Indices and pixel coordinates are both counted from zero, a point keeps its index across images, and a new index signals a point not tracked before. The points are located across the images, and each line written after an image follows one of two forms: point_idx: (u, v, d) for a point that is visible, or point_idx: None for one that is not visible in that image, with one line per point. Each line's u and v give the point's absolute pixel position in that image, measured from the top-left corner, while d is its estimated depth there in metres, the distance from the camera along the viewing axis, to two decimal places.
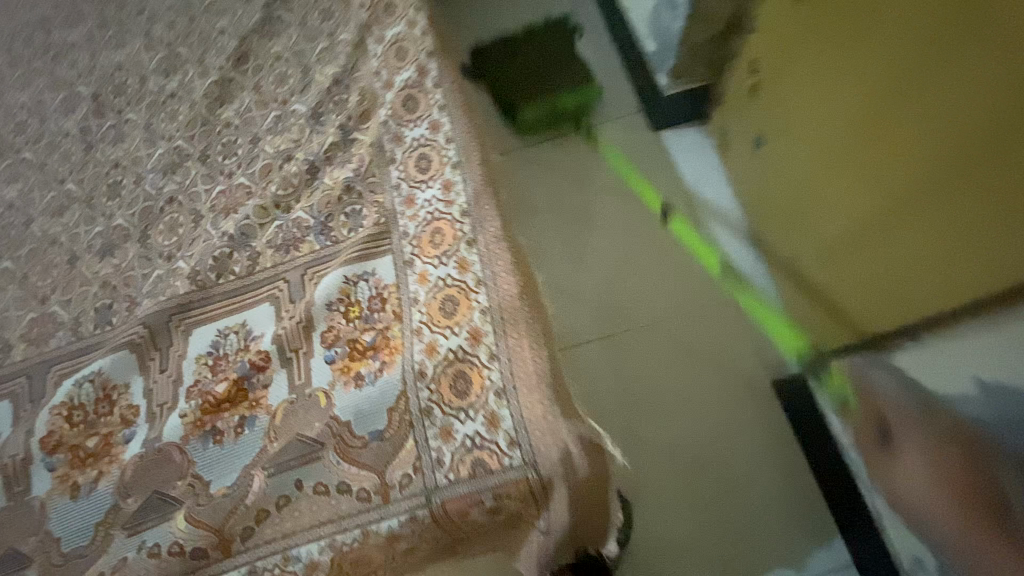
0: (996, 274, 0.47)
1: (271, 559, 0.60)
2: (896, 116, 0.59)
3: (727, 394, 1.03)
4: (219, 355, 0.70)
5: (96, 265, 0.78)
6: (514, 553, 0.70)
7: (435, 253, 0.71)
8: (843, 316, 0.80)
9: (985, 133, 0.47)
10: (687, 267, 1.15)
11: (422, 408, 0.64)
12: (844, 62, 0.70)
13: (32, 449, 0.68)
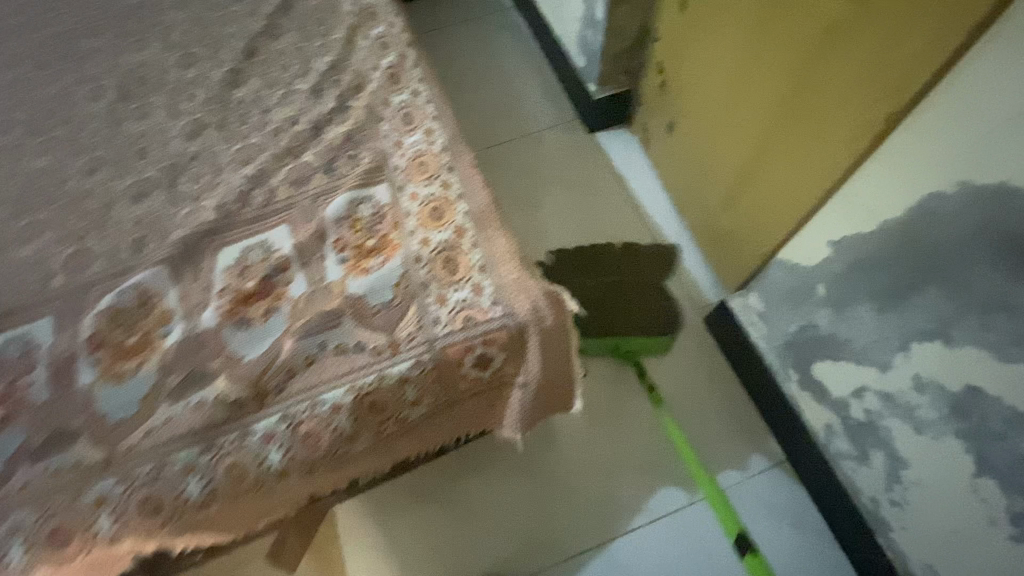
0: (881, 101, 0.75)
1: (302, 403, 0.73)
2: (783, 46, 0.91)
3: (690, 377, 1.28)
4: (244, 265, 0.84)
5: (130, 209, 0.92)
6: (502, 406, 0.86)
7: (423, 178, 0.90)
8: (770, 218, 1.06)
9: (846, 20, 0.77)
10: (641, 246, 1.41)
11: (422, 284, 0.80)
12: (731, 36, 1.05)
13: (80, 348, 0.79)
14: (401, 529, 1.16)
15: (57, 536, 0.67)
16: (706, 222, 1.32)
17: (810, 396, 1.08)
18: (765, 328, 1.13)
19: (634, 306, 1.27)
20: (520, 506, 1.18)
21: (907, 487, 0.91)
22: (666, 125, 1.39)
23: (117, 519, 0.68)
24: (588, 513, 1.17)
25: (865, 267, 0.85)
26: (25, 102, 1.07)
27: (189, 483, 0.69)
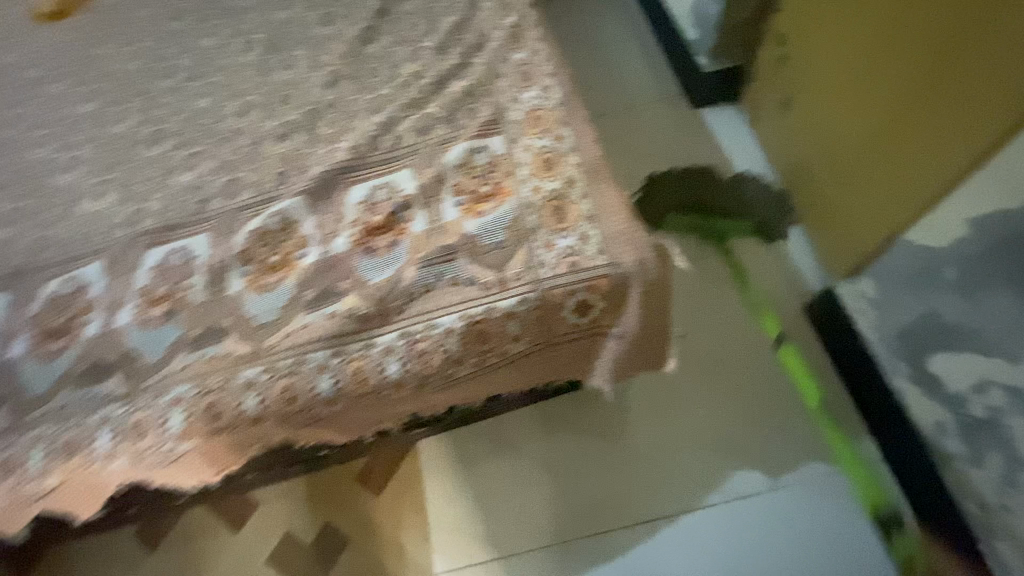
0: None
1: (419, 325, 0.80)
2: (936, 14, 0.87)
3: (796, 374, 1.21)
4: (372, 202, 0.92)
5: (275, 146, 1.03)
6: (595, 356, 0.89)
7: (538, 131, 0.93)
8: (896, 198, 1.01)
9: None
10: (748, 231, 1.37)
11: (532, 227, 0.84)
12: (872, 6, 1.00)
13: (232, 260, 0.90)
14: (479, 473, 1.24)
15: (210, 411, 0.78)
16: (816, 204, 1.26)
17: (920, 391, 1.02)
18: (877, 316, 1.08)
19: (728, 195, 1.38)
20: (596, 468, 1.21)
21: None
22: (781, 101, 1.34)
23: (261, 403, 0.78)
24: (664, 483, 1.17)
25: (999, 253, 0.79)
26: (190, 52, 1.22)
27: (321, 381, 0.77)
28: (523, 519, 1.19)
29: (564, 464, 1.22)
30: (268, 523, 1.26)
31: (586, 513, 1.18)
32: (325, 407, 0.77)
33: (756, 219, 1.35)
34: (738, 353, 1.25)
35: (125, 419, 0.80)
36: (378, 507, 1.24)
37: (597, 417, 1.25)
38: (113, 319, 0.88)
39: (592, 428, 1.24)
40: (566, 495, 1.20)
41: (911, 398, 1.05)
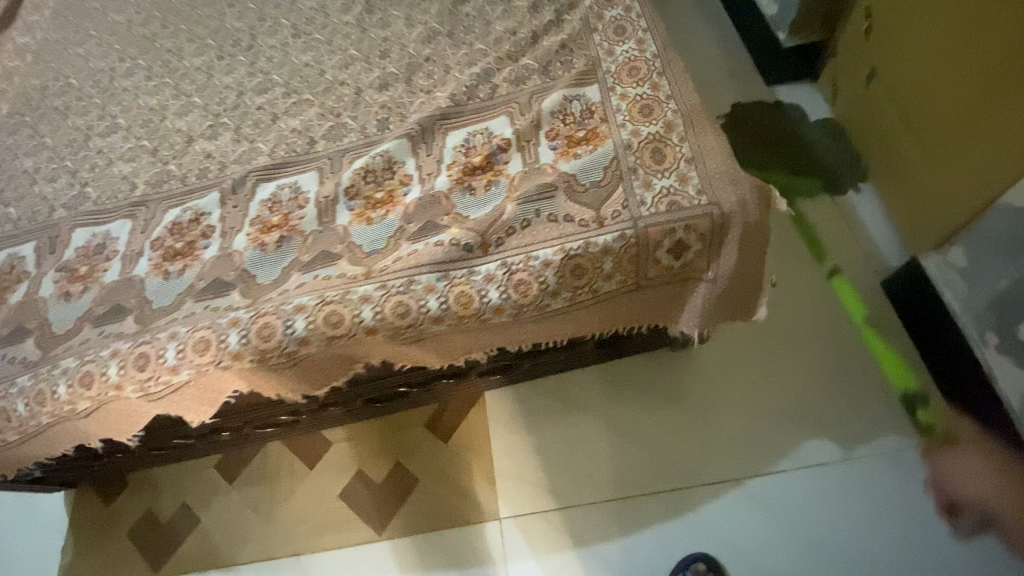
0: None
1: (518, 256, 0.83)
2: None
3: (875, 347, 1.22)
4: (470, 146, 0.96)
5: (376, 95, 1.09)
6: (684, 300, 0.90)
7: (634, 81, 0.95)
8: (993, 163, 0.99)
9: None
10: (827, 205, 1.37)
11: (630, 169, 0.86)
12: None
13: (339, 195, 0.96)
14: (546, 426, 1.27)
15: (330, 322, 0.80)
16: (898, 176, 1.25)
17: (1012, 361, 0.99)
18: (969, 285, 1.05)
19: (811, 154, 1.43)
20: (663, 427, 1.22)
21: None
22: (864, 74, 1.33)
23: (377, 315, 0.80)
24: (733, 447, 1.18)
25: None
26: (292, 12, 1.29)
27: (430, 301, 0.81)
28: (591, 470, 1.21)
29: (630, 422, 1.24)
30: (340, 462, 1.33)
31: (649, 470, 1.19)
32: (433, 325, 0.81)
33: (828, 160, 1.41)
34: (820, 297, 1.28)
35: (249, 326, 0.81)
36: (444, 452, 1.29)
37: (667, 380, 1.27)
38: (230, 243, 0.95)
39: (663, 386, 1.26)
40: (630, 452, 1.21)
41: (1003, 369, 1.02)
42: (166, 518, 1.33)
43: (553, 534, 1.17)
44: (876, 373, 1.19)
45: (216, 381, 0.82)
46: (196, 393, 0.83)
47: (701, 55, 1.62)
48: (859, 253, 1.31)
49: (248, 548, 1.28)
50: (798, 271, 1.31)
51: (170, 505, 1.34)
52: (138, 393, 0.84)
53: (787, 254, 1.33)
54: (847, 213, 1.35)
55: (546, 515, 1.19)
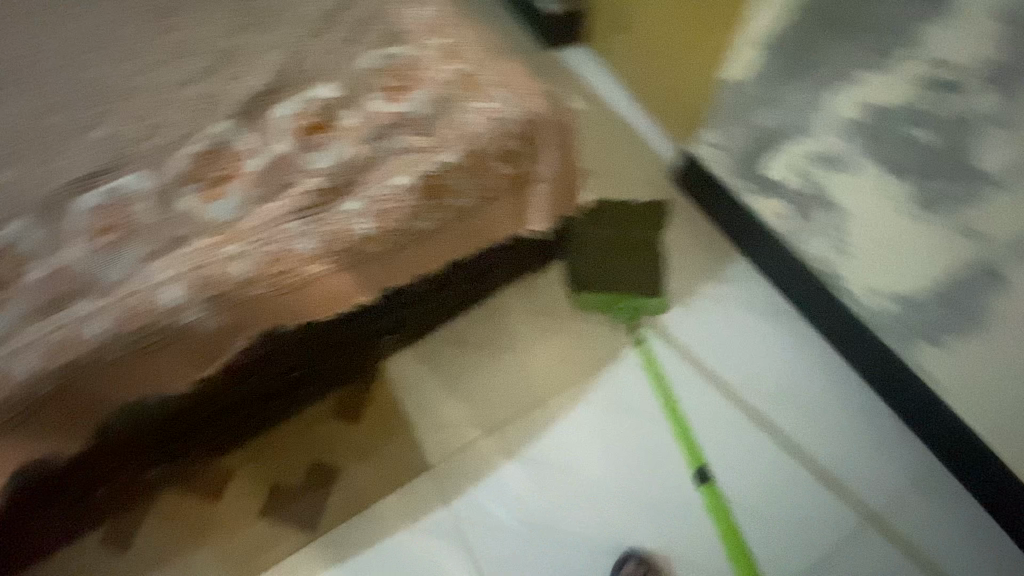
0: None
1: (375, 189, 0.91)
2: None
3: (672, 216, 1.45)
4: (298, 112, 0.99)
5: (188, 90, 1.06)
6: (525, 205, 1.07)
7: (433, 31, 1.08)
8: (721, 47, 1.28)
9: None
10: (614, 123, 1.62)
11: (452, 98, 0.98)
12: None
13: (175, 185, 0.93)
14: (433, 375, 1.30)
15: (204, 282, 0.84)
16: (659, 91, 1.54)
17: (767, 198, 1.26)
18: (723, 155, 1.31)
19: (635, 260, 1.31)
20: (530, 341, 1.33)
21: (848, 231, 1.12)
22: (619, 27, 1.61)
23: (255, 267, 0.86)
24: (557, 416, 1.26)
25: (789, 49, 1.06)
26: (45, 19, 1.15)
27: (300, 245, 0.87)
28: (481, 400, 1.28)
29: (501, 348, 1.33)
30: (244, 489, 1.22)
31: (525, 386, 1.29)
32: (311, 266, 0.88)
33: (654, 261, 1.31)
34: (622, 188, 1.51)
35: (117, 308, 0.82)
36: (354, 433, 1.26)
37: (526, 299, 1.38)
38: (57, 260, 0.86)
39: (524, 324, 1.35)
40: (505, 375, 1.30)
41: (761, 207, 1.29)
42: None
43: (464, 476, 1.21)
44: (679, 235, 1.43)
45: (90, 385, 0.83)
46: (63, 409, 0.83)
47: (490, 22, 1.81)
48: (643, 154, 1.57)
49: None
50: (618, 167, 1.54)
51: None
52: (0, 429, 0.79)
53: (591, 162, 1.54)
54: (628, 127, 1.61)
55: (459, 456, 1.23)
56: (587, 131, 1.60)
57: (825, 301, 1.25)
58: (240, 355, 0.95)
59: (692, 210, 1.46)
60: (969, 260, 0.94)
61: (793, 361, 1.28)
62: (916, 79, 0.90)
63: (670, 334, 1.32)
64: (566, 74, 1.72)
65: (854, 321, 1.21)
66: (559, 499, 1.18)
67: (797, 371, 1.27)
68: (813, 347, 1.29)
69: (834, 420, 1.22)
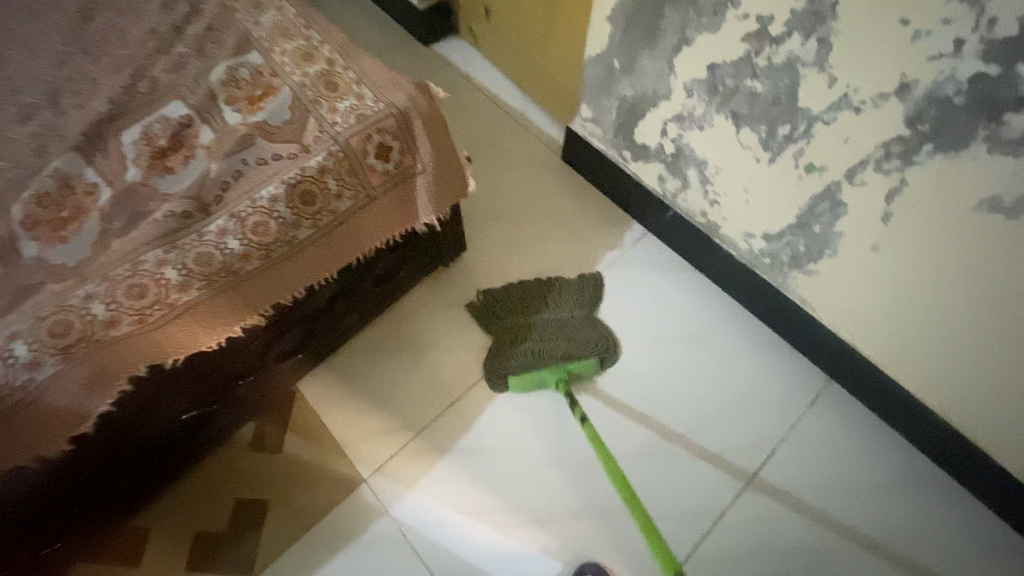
0: None
1: (244, 203, 0.88)
2: None
3: (560, 193, 1.51)
4: (150, 135, 0.93)
5: (19, 127, 0.97)
6: (410, 201, 1.06)
7: (286, 35, 1.04)
8: (580, 26, 1.34)
9: None
10: (497, 110, 1.65)
11: (313, 101, 0.97)
12: None
13: (15, 230, 0.84)
14: (350, 388, 1.27)
15: (56, 331, 0.77)
16: (535, 74, 1.58)
17: (645, 163, 1.34)
18: (600, 128, 1.38)
19: (562, 333, 1.30)
20: (444, 336, 1.33)
21: (715, 184, 1.21)
22: (486, 15, 1.64)
23: (110, 307, 0.80)
24: (478, 412, 1.26)
25: (634, 20, 1.12)
26: None
27: (167, 273, 0.83)
28: (402, 404, 1.26)
29: (415, 351, 1.31)
30: (165, 546, 1.13)
31: (445, 384, 1.28)
32: (181, 294, 0.84)
33: (585, 336, 1.30)
34: (510, 170, 1.54)
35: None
36: (278, 461, 1.20)
37: (434, 295, 1.37)
38: None
39: (438, 322, 1.34)
40: (422, 375, 1.29)
41: (638, 174, 1.38)
42: None
43: (397, 482, 1.19)
44: (569, 210, 1.49)
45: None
46: None
47: (361, 27, 1.79)
48: (525, 134, 1.60)
49: None
50: (505, 150, 1.57)
51: None
52: None
53: (474, 149, 1.57)
54: (510, 111, 1.64)
55: (387, 465, 1.21)
56: (467, 120, 1.62)
57: (710, 252, 1.34)
58: (124, 397, 0.89)
59: (580, 184, 1.53)
60: (819, 193, 1.04)
61: (693, 312, 1.36)
62: (744, 35, 0.97)
63: (601, 392, 1.27)
64: (444, 67, 1.72)
65: (739, 264, 1.30)
66: (494, 488, 1.19)
67: (699, 319, 1.35)
68: (710, 296, 1.38)
69: (732, 362, 1.30)
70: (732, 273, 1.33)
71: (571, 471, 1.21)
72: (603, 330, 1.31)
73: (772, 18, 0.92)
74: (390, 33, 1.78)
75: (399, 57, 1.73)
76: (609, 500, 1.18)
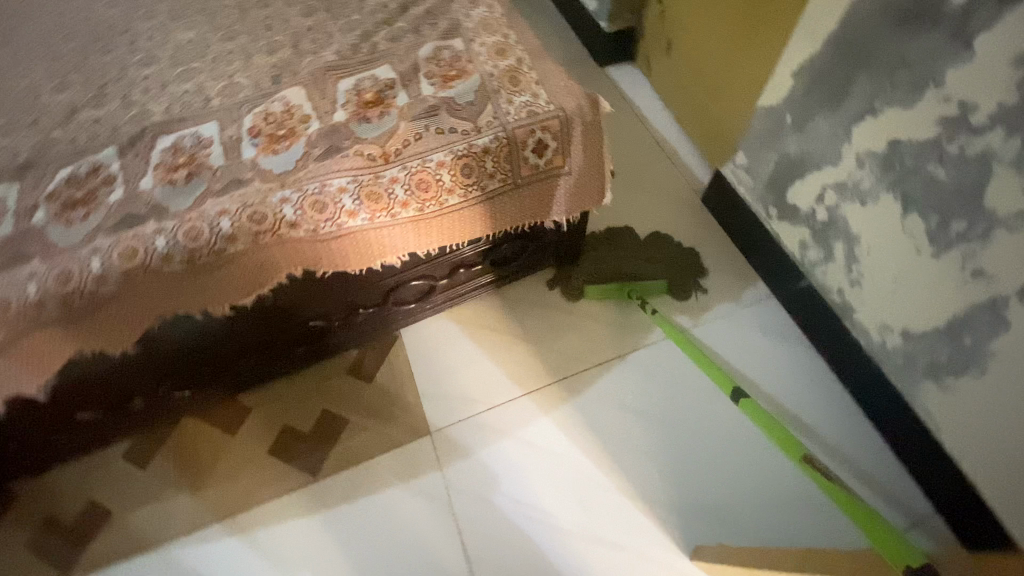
0: None
1: (415, 159, 1.01)
2: None
3: (691, 228, 1.52)
4: (360, 88, 1.10)
5: (267, 59, 1.19)
6: (551, 198, 1.13)
7: (489, 31, 1.18)
8: (757, 82, 1.34)
9: None
10: (650, 139, 1.69)
11: (495, 90, 1.08)
12: None
13: (243, 137, 1.05)
14: (448, 347, 1.39)
15: (250, 217, 0.95)
16: (699, 116, 1.60)
17: (790, 224, 1.30)
18: (751, 179, 1.36)
19: (645, 260, 1.44)
20: (544, 328, 1.41)
21: (862, 263, 1.14)
22: (668, 50, 1.68)
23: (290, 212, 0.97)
24: (559, 402, 1.32)
25: (820, 85, 1.11)
26: None
27: (344, 200, 0.98)
28: (493, 375, 1.35)
29: (519, 331, 1.41)
30: (258, 428, 1.31)
31: (544, 368, 1.36)
32: (348, 219, 0.98)
33: (671, 278, 1.41)
34: (647, 196, 1.58)
35: (173, 230, 0.93)
36: (366, 390, 1.34)
37: (541, 291, 1.45)
38: (135, 186, 0.99)
39: (540, 316, 1.42)
40: (522, 354, 1.38)
41: (775, 236, 1.35)
42: (70, 521, 1.23)
43: (464, 445, 1.28)
44: (697, 247, 1.49)
45: (144, 292, 0.93)
46: (121, 311, 0.94)
47: (549, 41, 1.93)
48: (670, 166, 1.63)
49: (171, 527, 1.22)
50: (647, 176, 1.61)
51: (74, 504, 1.24)
52: (61, 312, 0.90)
53: (617, 169, 1.63)
54: (661, 143, 1.68)
55: (458, 426, 1.30)
56: (617, 140, 1.68)
57: (834, 334, 1.27)
58: (278, 289, 1.08)
59: (713, 228, 1.52)
60: (979, 303, 0.95)
61: (799, 387, 1.30)
62: (940, 118, 0.92)
63: (721, 355, 1.34)
64: (611, 90, 1.80)
65: (862, 353, 1.21)
66: (558, 467, 1.25)
67: (804, 398, 1.28)
68: (823, 380, 1.31)
69: (824, 451, 1.22)
70: (856, 365, 1.24)
71: (635, 492, 1.21)
72: (693, 278, 1.43)
73: (975, 106, 0.86)
74: (573, 49, 1.90)
75: (574, 72, 1.84)
76: (655, 534, 1.17)
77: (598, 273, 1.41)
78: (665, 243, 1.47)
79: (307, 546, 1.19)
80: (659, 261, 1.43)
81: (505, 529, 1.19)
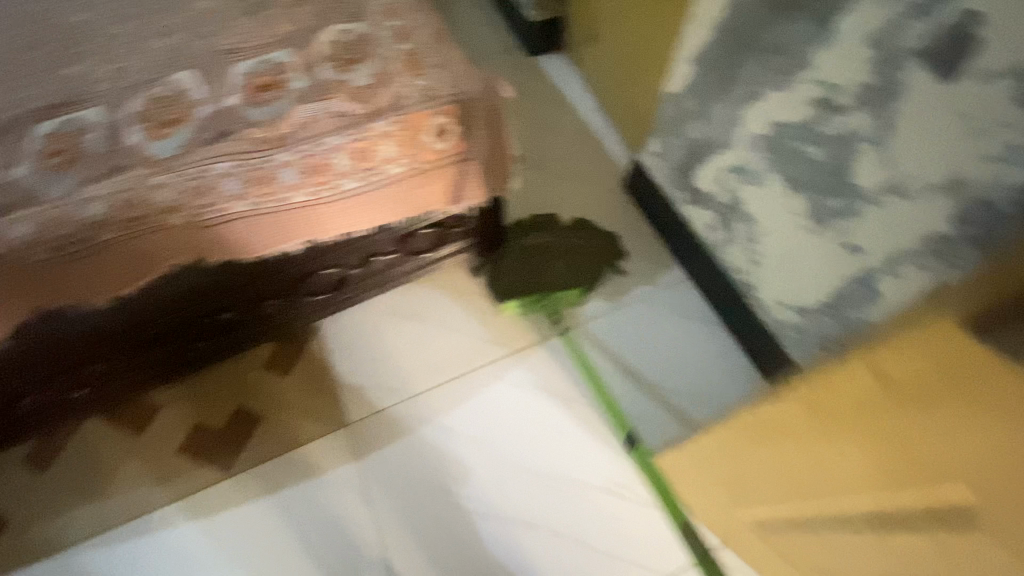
0: None
1: (309, 144, 0.99)
2: None
3: (611, 212, 1.55)
4: (255, 71, 1.07)
5: (161, 41, 1.14)
6: (457, 181, 1.14)
7: (392, 12, 1.16)
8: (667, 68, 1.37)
9: None
10: (574, 126, 1.71)
11: (394, 72, 1.07)
12: None
13: (129, 121, 1.01)
14: (366, 338, 1.37)
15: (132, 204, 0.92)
16: (620, 103, 1.63)
17: (698, 207, 1.33)
18: (663, 163, 1.39)
19: (560, 262, 1.44)
20: (465, 316, 1.40)
21: (758, 242, 1.19)
22: (590, 38, 1.70)
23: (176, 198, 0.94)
24: (480, 387, 1.32)
25: (714, 69, 1.13)
26: None
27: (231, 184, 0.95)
28: (410, 366, 1.34)
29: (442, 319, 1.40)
30: (167, 425, 1.27)
31: (463, 356, 1.35)
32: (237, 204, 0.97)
33: (584, 278, 1.43)
34: (570, 182, 1.60)
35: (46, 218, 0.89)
36: (282, 384, 1.31)
37: (464, 277, 1.45)
38: (8, 174, 0.94)
39: (462, 303, 1.42)
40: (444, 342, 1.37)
41: (686, 218, 1.39)
42: None
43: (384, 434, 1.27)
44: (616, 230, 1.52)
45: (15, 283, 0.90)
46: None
47: (479, 31, 1.93)
48: (593, 152, 1.66)
49: (75, 529, 1.17)
50: (570, 162, 1.64)
51: None
52: None
53: (541, 156, 1.65)
54: (586, 130, 1.70)
55: (379, 416, 1.29)
56: (542, 128, 1.70)
57: (741, 312, 1.31)
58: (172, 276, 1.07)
59: (633, 212, 1.55)
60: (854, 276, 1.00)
61: (710, 367, 1.34)
62: (813, 99, 0.96)
63: (616, 353, 1.37)
64: (539, 79, 1.81)
65: (764, 329, 1.26)
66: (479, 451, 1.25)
67: (712, 377, 1.33)
68: (734, 357, 1.35)
69: None
70: (761, 341, 1.29)
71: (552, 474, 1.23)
72: (611, 263, 1.46)
73: (841, 87, 0.90)
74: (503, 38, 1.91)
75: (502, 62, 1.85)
76: (567, 516, 1.19)
77: (513, 281, 1.40)
78: (584, 236, 1.48)
79: (256, 530, 1.17)
80: (574, 264, 1.44)
81: (435, 511, 1.20)
